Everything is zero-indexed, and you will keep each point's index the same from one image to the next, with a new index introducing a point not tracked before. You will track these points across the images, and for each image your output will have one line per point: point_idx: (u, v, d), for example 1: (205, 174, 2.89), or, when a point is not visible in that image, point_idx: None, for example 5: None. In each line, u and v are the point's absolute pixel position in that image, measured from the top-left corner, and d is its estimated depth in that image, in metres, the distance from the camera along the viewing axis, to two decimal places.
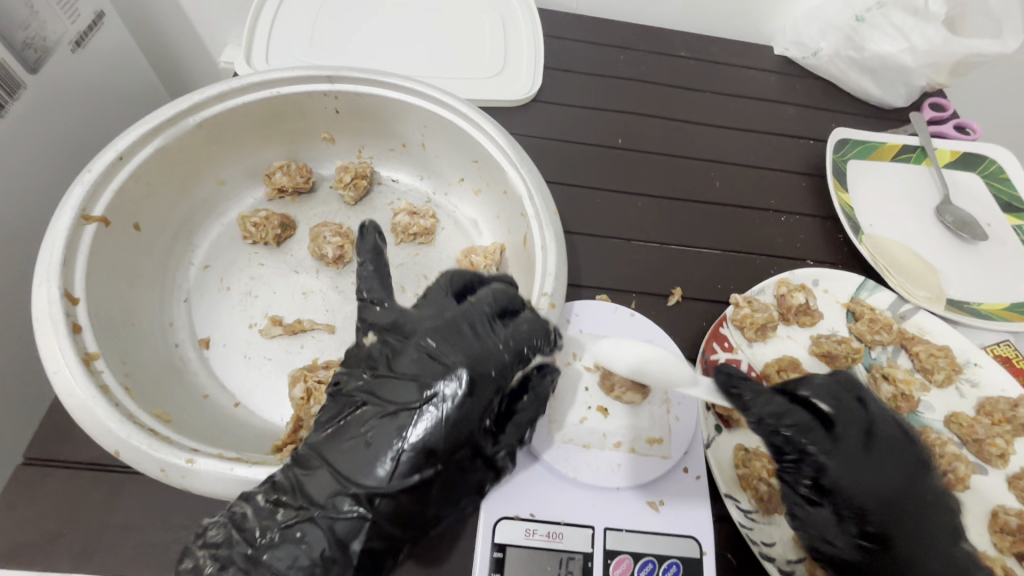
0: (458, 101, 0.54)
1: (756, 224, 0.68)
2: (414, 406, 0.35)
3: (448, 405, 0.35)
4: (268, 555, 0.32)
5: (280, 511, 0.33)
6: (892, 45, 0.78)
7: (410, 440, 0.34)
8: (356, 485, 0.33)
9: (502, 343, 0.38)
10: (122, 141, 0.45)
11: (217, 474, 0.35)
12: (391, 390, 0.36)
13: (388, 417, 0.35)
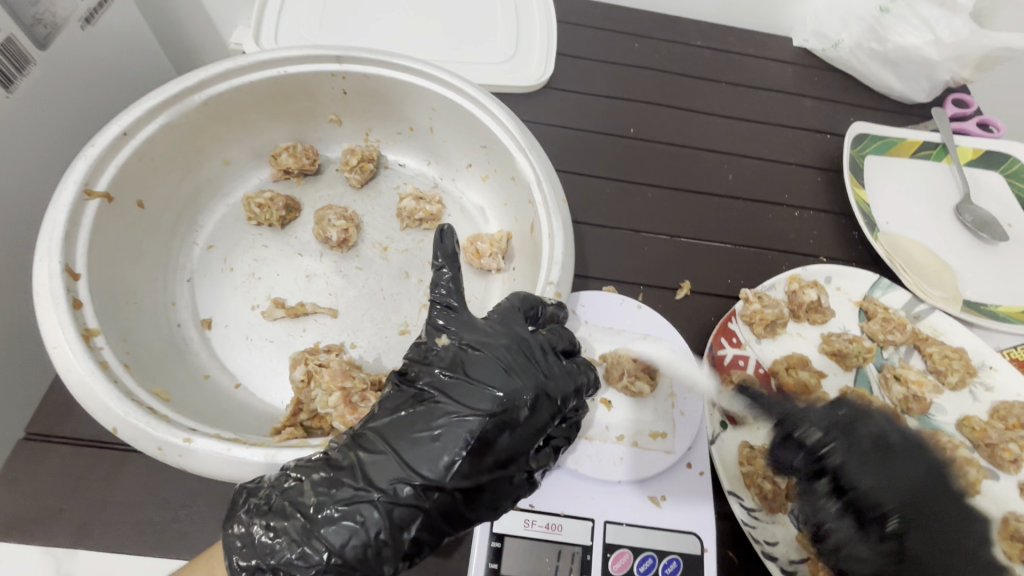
0: (469, 85, 0.53)
1: (768, 219, 0.66)
2: (487, 412, 0.34)
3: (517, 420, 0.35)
4: (326, 530, 0.31)
5: (338, 488, 0.32)
6: (917, 37, 0.75)
7: (478, 444, 0.33)
8: (420, 477, 0.32)
9: (566, 373, 0.38)
10: (126, 116, 0.45)
11: (214, 454, 0.34)
12: (461, 392, 0.35)
13: (457, 420, 0.34)
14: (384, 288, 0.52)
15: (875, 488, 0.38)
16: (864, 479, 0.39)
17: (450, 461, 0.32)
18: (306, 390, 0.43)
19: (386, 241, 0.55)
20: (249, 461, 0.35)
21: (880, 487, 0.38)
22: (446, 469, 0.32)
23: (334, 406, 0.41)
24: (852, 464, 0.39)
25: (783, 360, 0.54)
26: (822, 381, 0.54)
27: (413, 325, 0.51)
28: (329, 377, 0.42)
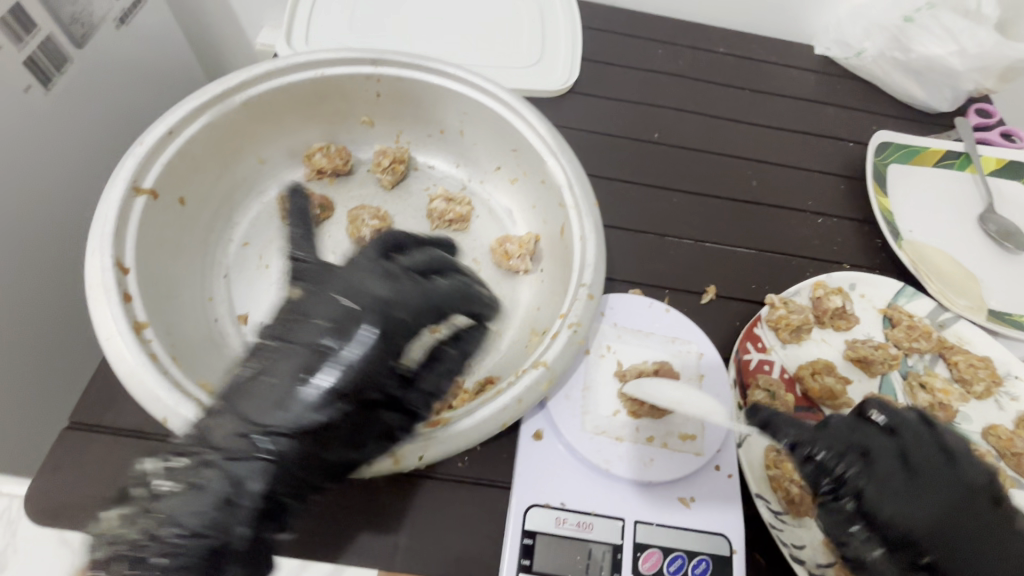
0: (501, 89, 0.54)
1: (792, 226, 0.67)
2: (332, 348, 0.35)
3: (349, 354, 0.35)
4: (166, 506, 0.32)
5: (177, 463, 0.33)
6: (941, 47, 0.76)
7: (334, 383, 0.35)
8: (259, 423, 0.33)
9: (420, 296, 0.39)
10: (172, 116, 0.46)
11: None
12: (303, 334, 0.36)
13: (299, 361, 0.35)
14: None
15: (895, 517, 0.36)
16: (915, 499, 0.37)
17: (325, 391, 0.34)
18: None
19: None
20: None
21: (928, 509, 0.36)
22: (322, 403, 0.34)
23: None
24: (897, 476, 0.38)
25: (808, 365, 0.54)
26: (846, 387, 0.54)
27: None
28: None
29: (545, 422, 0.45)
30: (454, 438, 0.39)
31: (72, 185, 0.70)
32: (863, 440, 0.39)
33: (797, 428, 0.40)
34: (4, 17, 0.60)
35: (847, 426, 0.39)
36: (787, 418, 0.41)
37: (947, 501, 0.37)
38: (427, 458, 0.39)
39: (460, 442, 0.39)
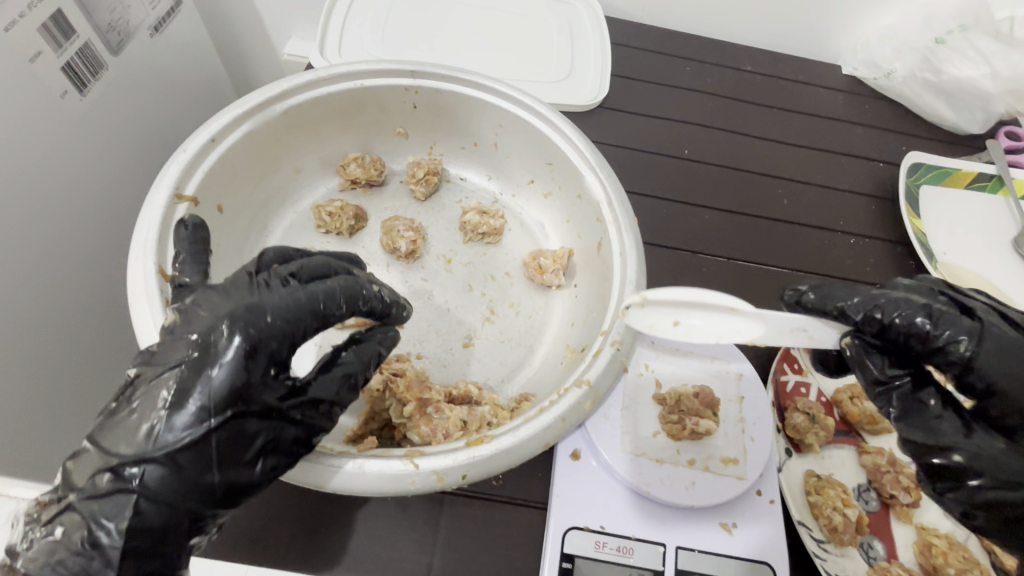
0: (539, 103, 0.53)
1: (824, 246, 0.66)
2: (190, 362, 0.30)
3: (220, 367, 0.30)
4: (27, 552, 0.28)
5: (42, 510, 0.29)
6: (974, 69, 0.77)
7: (203, 397, 0.30)
8: (116, 457, 0.29)
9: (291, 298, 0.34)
10: (215, 124, 0.46)
11: (306, 463, 0.36)
12: (165, 352, 0.31)
13: (158, 382, 0.30)
14: (448, 299, 0.52)
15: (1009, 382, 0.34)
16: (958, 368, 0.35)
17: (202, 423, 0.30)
18: (379, 397, 0.43)
19: (449, 253, 0.56)
20: (340, 469, 0.35)
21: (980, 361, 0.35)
22: (190, 426, 0.29)
23: (409, 416, 0.41)
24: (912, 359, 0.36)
25: (846, 389, 0.51)
26: None
27: (476, 337, 0.51)
28: (405, 387, 0.43)
29: (583, 441, 0.44)
30: (495, 457, 0.37)
31: (101, 190, 0.70)
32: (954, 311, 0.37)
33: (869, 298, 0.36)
34: (46, 24, 0.60)
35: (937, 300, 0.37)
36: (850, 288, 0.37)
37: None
38: (469, 476, 0.37)
39: (510, 458, 0.37)
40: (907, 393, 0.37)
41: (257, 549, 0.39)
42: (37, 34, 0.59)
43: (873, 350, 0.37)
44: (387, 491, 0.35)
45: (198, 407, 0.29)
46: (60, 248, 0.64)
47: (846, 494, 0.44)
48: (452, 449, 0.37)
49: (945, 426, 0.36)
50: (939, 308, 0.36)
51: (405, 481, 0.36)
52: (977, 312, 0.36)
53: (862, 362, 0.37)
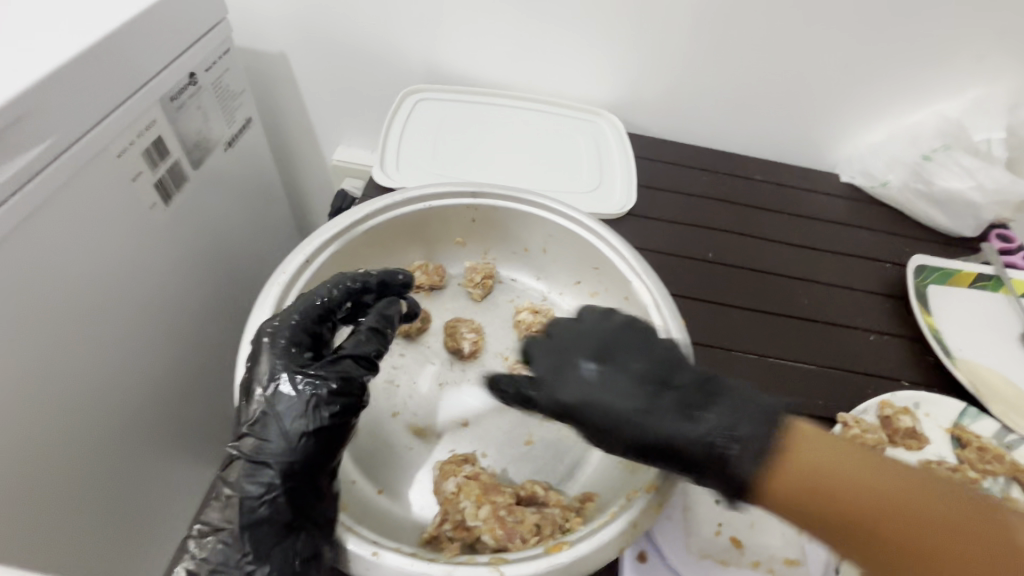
0: (587, 217, 0.61)
1: (847, 342, 0.71)
2: (269, 394, 0.42)
3: (287, 390, 0.42)
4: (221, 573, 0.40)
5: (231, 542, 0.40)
6: (960, 182, 0.84)
7: (274, 412, 0.42)
8: (252, 465, 0.41)
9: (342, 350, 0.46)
10: (310, 247, 0.53)
11: (400, 568, 0.39)
12: (281, 411, 0.42)
13: (269, 425, 0.42)
14: None
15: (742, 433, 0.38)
16: (615, 416, 0.42)
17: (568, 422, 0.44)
18: (455, 499, 0.46)
19: (506, 351, 0.60)
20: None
21: (610, 401, 0.43)
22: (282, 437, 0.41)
23: (484, 520, 0.43)
24: (622, 410, 0.42)
25: None
26: None
27: (536, 435, 0.54)
28: (479, 491, 0.46)
29: (647, 543, 0.46)
30: (573, 565, 0.39)
31: (166, 287, 0.76)
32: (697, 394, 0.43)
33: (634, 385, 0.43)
34: (149, 148, 0.70)
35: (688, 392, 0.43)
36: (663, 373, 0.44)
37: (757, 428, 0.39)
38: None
39: (582, 566, 0.40)
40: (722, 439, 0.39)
41: None
42: (140, 158, 0.68)
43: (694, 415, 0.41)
44: None
45: (283, 430, 0.41)
46: (123, 343, 0.69)
47: None
48: (533, 556, 0.39)
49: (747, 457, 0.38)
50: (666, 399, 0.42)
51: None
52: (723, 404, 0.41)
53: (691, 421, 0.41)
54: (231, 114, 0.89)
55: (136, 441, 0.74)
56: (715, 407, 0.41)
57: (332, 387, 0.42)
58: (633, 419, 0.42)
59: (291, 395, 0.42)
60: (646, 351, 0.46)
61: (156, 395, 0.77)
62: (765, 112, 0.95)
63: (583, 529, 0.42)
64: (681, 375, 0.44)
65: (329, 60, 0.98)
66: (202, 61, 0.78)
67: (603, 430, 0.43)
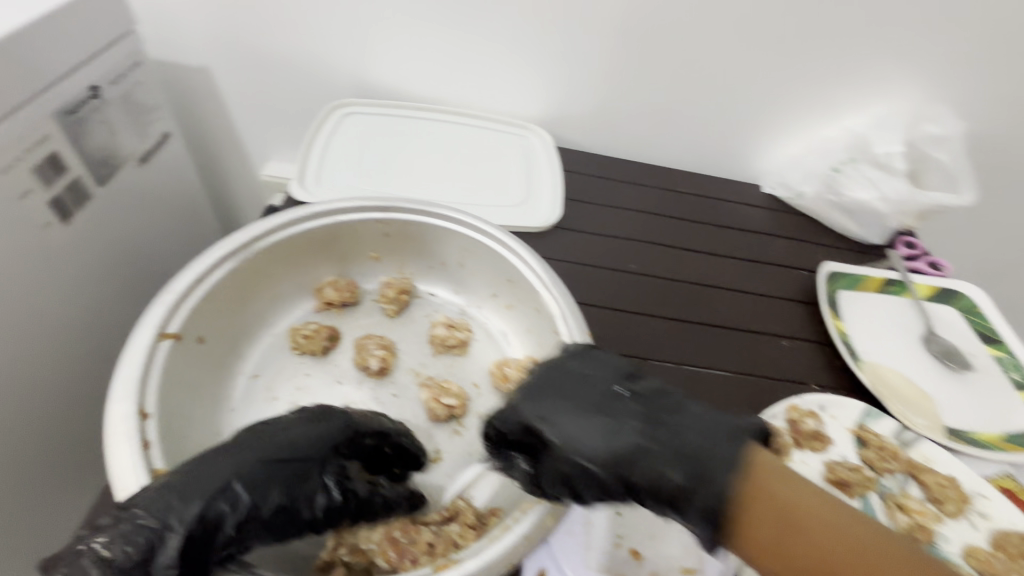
0: (496, 227, 0.61)
1: (760, 348, 0.73)
2: (248, 471, 0.38)
3: (270, 473, 0.39)
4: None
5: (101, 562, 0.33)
6: (867, 192, 0.89)
7: (243, 489, 0.37)
8: (187, 514, 0.35)
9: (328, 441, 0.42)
10: (201, 265, 0.51)
11: None
12: (250, 486, 0.38)
13: (228, 492, 0.37)
14: (418, 414, 0.55)
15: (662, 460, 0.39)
16: (572, 444, 0.41)
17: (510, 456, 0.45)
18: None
19: (419, 367, 0.59)
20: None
21: (563, 421, 0.42)
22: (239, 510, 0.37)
23: (377, 542, 0.43)
24: (581, 438, 0.41)
25: None
26: None
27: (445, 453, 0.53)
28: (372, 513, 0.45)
29: (547, 559, 0.45)
30: None
31: (63, 310, 0.72)
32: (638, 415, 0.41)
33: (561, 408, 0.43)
34: (42, 165, 0.66)
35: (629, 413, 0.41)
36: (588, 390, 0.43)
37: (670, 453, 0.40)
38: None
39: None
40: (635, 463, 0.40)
41: None
42: (30, 174, 0.64)
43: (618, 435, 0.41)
44: None
45: (245, 506, 0.37)
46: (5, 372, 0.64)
47: None
48: None
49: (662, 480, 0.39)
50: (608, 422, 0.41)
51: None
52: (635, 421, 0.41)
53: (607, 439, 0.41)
54: (145, 129, 0.86)
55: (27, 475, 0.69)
56: (659, 437, 0.40)
57: (306, 477, 0.40)
58: (592, 448, 0.40)
59: (270, 484, 0.38)
60: (589, 375, 0.45)
61: (49, 427, 0.72)
62: (688, 126, 0.98)
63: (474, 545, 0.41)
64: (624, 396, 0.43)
65: (252, 73, 0.96)
66: (107, 74, 0.75)
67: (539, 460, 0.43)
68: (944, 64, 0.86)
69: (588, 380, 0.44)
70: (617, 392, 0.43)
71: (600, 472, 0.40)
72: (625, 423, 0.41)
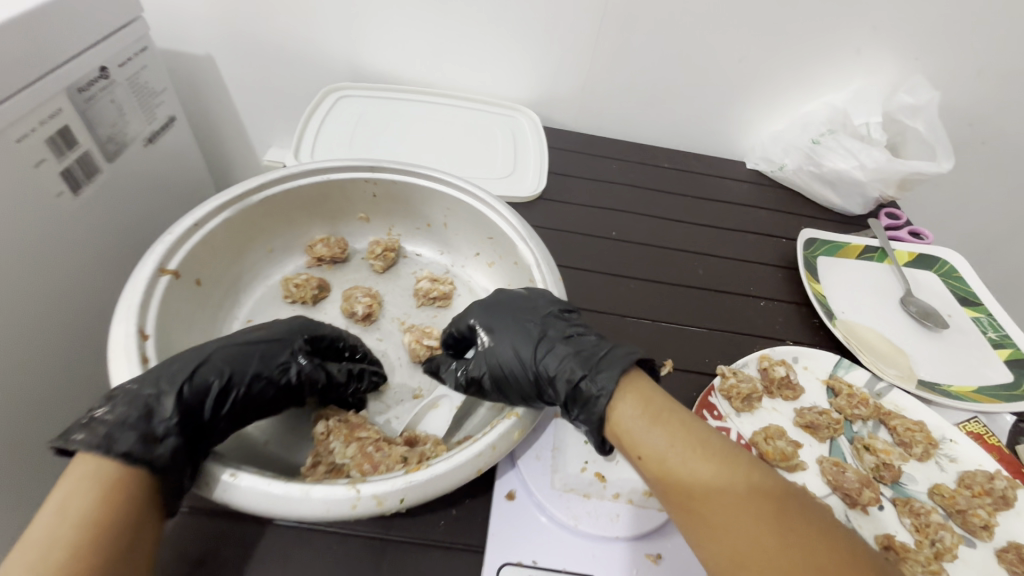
0: (479, 188, 0.64)
1: (738, 307, 0.75)
2: (222, 344, 0.44)
3: (243, 345, 0.45)
4: (88, 450, 0.35)
5: (108, 421, 0.36)
6: (845, 162, 0.90)
7: (220, 356, 0.43)
8: (178, 374, 0.40)
9: (287, 327, 0.49)
10: (199, 212, 0.54)
11: (255, 490, 0.37)
12: (227, 356, 0.43)
13: (208, 359, 0.42)
14: (402, 356, 0.59)
15: (567, 366, 0.46)
16: (497, 341, 0.50)
17: (452, 375, 0.52)
18: (325, 442, 0.47)
19: (403, 316, 0.63)
20: (288, 495, 0.37)
21: (496, 326, 0.51)
22: (221, 372, 0.42)
23: (352, 456, 0.45)
24: (504, 337, 0.49)
25: (761, 431, 0.58)
26: (800, 451, 0.59)
27: (426, 391, 0.56)
28: (347, 431, 0.47)
29: (517, 482, 0.48)
30: (433, 482, 0.39)
31: (71, 276, 0.76)
32: (553, 334, 0.49)
33: (495, 327, 0.51)
34: (54, 137, 0.70)
35: (544, 331, 0.49)
36: (516, 311, 0.51)
37: (578, 362, 0.46)
38: (406, 500, 0.39)
39: (443, 483, 0.40)
40: (546, 368, 0.46)
41: None
42: (43, 145, 0.69)
43: (536, 346, 0.48)
44: (308, 519, 0.37)
45: (226, 368, 0.42)
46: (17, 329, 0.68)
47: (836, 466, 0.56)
48: (393, 475, 0.39)
49: (563, 381, 0.45)
50: (531, 336, 0.49)
51: (347, 505, 0.37)
52: (556, 339, 0.48)
53: (527, 350, 0.48)
54: (151, 110, 0.90)
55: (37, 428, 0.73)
56: (568, 342, 0.48)
57: (271, 353, 0.46)
58: (510, 344, 0.49)
59: (243, 350, 0.45)
60: (522, 304, 0.52)
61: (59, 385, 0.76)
62: (672, 104, 1.01)
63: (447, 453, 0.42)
64: (548, 318, 0.50)
65: (253, 59, 1.01)
66: (115, 56, 0.80)
67: (471, 370, 0.50)
68: (921, 37, 0.87)
69: (524, 299, 0.52)
70: (546, 310, 0.51)
71: (511, 364, 0.48)
72: (544, 329, 0.49)
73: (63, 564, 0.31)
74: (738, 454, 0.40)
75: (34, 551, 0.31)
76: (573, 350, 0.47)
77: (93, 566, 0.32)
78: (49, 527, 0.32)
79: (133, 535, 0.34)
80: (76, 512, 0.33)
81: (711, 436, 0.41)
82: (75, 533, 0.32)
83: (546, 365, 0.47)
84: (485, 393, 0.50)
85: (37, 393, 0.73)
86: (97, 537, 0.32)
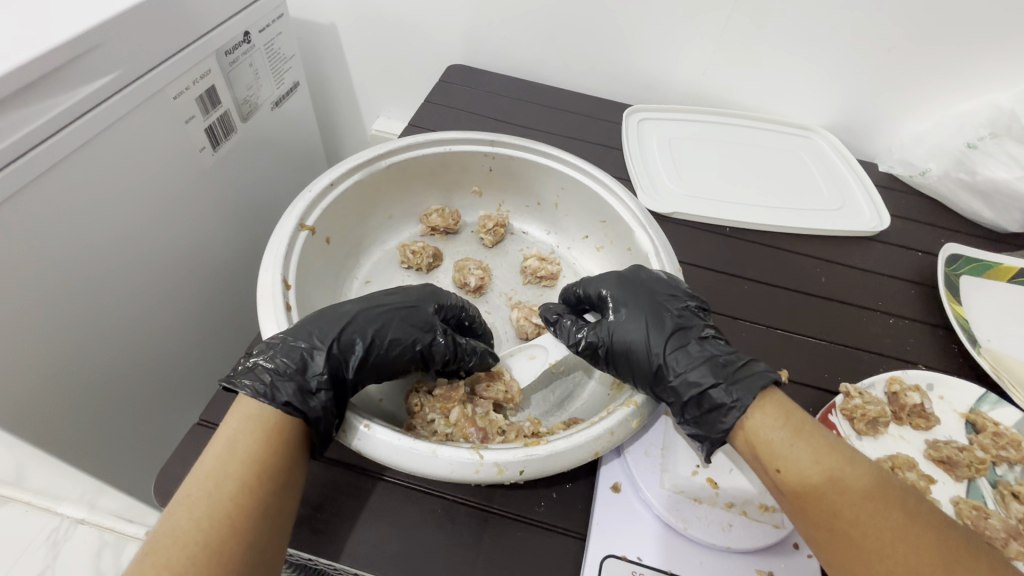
0: (598, 170, 0.63)
1: (860, 320, 0.68)
2: (368, 306, 0.49)
3: (385, 312, 0.50)
4: (260, 394, 0.40)
5: (272, 371, 0.42)
6: (1007, 172, 0.80)
7: (361, 320, 0.48)
8: (326, 339, 0.45)
9: (422, 292, 0.54)
10: (336, 172, 0.58)
11: (387, 442, 0.42)
12: (370, 322, 0.48)
13: (351, 322, 0.47)
14: (509, 331, 0.61)
15: (699, 368, 0.47)
16: (626, 320, 0.51)
17: (565, 334, 0.54)
18: (420, 414, 0.51)
19: (510, 292, 0.65)
20: (415, 452, 0.41)
21: (631, 303, 0.52)
22: (362, 337, 0.47)
23: (456, 423, 0.49)
24: (636, 318, 0.51)
25: (887, 459, 0.54)
26: (930, 487, 0.53)
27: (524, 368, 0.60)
28: (442, 402, 0.50)
29: (624, 476, 0.48)
30: (550, 458, 0.42)
31: (204, 225, 0.82)
32: (688, 331, 0.49)
33: (628, 306, 0.52)
34: (203, 96, 0.75)
35: (680, 325, 0.50)
36: (650, 294, 0.52)
37: (710, 367, 0.46)
38: (525, 472, 0.42)
39: (561, 461, 0.43)
40: (677, 362, 0.48)
41: (321, 543, 0.43)
42: (194, 103, 0.74)
43: (670, 338, 0.49)
44: (433, 476, 0.41)
45: (369, 334, 0.47)
46: (164, 269, 0.75)
47: (977, 512, 0.50)
48: (512, 447, 0.43)
49: (693, 383, 0.46)
50: (665, 326, 0.50)
51: (470, 469, 0.41)
52: (693, 339, 0.49)
53: (659, 339, 0.49)
54: (281, 76, 0.95)
55: (168, 363, 0.80)
56: (703, 344, 0.48)
57: (413, 326, 0.50)
58: (644, 325, 0.50)
59: (382, 317, 0.49)
60: (658, 289, 0.53)
61: (191, 324, 0.83)
62: (803, 96, 0.92)
63: (563, 432, 0.45)
64: (686, 313, 0.51)
65: (373, 31, 1.03)
66: (256, 23, 0.84)
67: (592, 338, 0.52)
68: None
69: (661, 285, 0.53)
70: (683, 302, 0.52)
71: (635, 344, 0.50)
72: (680, 325, 0.50)
73: (234, 495, 0.36)
74: (889, 480, 0.40)
75: (212, 479, 0.37)
76: (706, 354, 0.48)
77: (258, 498, 0.37)
78: (222, 459, 0.38)
79: (286, 482, 0.39)
80: (244, 451, 0.38)
81: (858, 458, 0.41)
82: (242, 468, 0.37)
83: (677, 359, 0.48)
84: (597, 361, 0.52)
85: (178, 328, 0.81)
86: (258, 477, 0.38)
